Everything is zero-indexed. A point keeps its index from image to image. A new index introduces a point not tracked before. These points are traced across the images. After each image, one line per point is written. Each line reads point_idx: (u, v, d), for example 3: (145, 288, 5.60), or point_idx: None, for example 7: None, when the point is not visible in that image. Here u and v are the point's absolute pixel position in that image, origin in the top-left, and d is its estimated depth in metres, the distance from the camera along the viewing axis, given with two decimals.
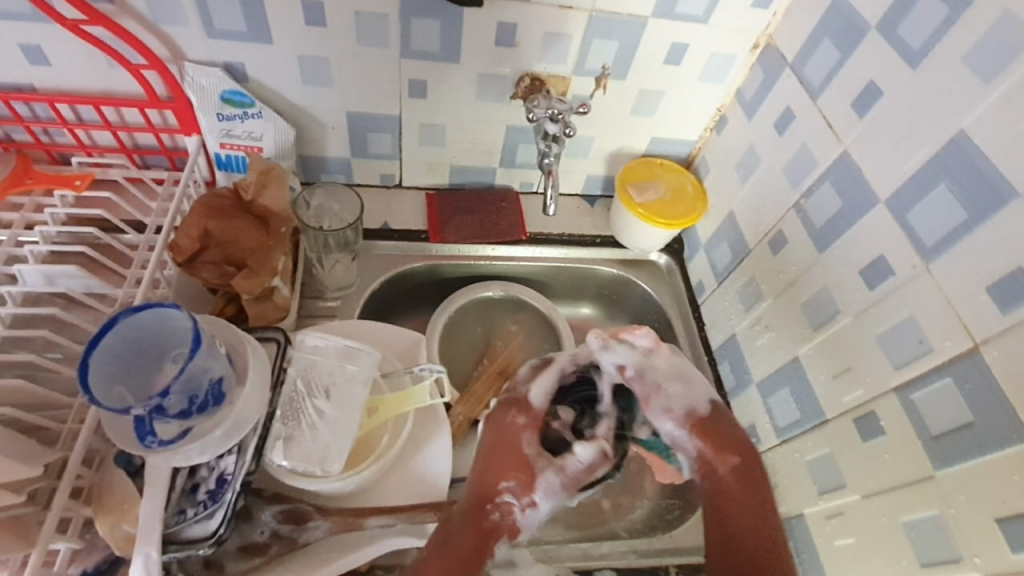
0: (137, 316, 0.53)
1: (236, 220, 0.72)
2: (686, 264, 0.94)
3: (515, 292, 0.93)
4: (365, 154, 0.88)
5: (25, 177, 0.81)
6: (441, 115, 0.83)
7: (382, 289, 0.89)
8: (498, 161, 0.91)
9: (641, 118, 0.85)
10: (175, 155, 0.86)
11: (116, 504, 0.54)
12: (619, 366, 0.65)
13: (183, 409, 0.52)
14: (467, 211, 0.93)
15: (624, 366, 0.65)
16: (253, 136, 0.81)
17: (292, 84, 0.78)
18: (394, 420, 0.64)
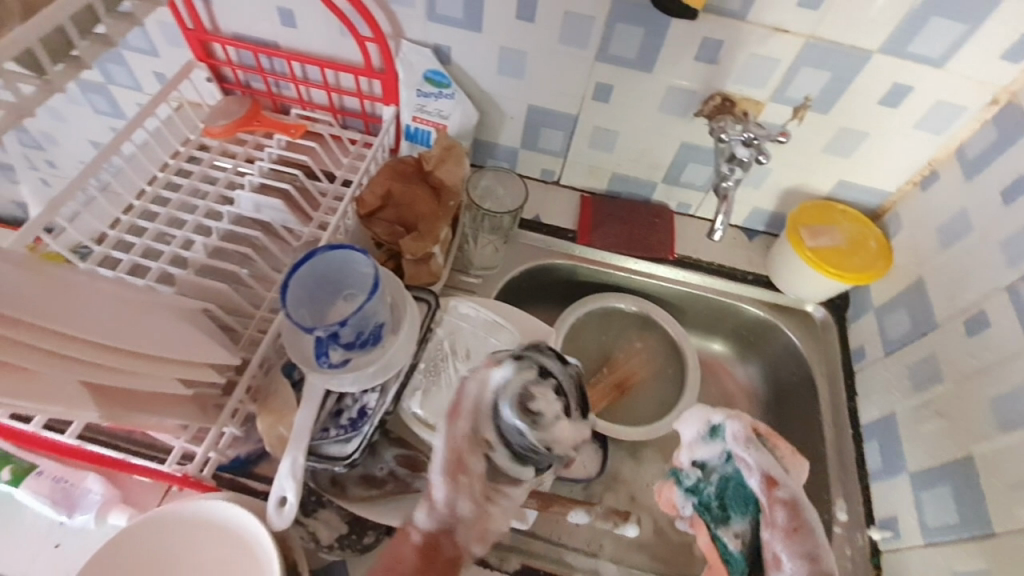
0: (332, 252, 0.61)
1: (415, 187, 0.79)
2: (847, 323, 0.86)
3: (649, 310, 0.91)
4: (534, 147, 0.91)
5: (254, 120, 0.96)
6: (618, 122, 0.84)
7: (522, 278, 0.92)
8: (662, 177, 0.90)
9: (833, 158, 0.79)
10: (371, 120, 0.97)
11: (278, 408, 0.63)
12: (765, 476, 0.59)
13: (351, 341, 0.59)
14: (618, 220, 0.93)
15: (774, 480, 0.59)
16: (442, 114, 0.86)
17: (487, 72, 0.83)
18: None
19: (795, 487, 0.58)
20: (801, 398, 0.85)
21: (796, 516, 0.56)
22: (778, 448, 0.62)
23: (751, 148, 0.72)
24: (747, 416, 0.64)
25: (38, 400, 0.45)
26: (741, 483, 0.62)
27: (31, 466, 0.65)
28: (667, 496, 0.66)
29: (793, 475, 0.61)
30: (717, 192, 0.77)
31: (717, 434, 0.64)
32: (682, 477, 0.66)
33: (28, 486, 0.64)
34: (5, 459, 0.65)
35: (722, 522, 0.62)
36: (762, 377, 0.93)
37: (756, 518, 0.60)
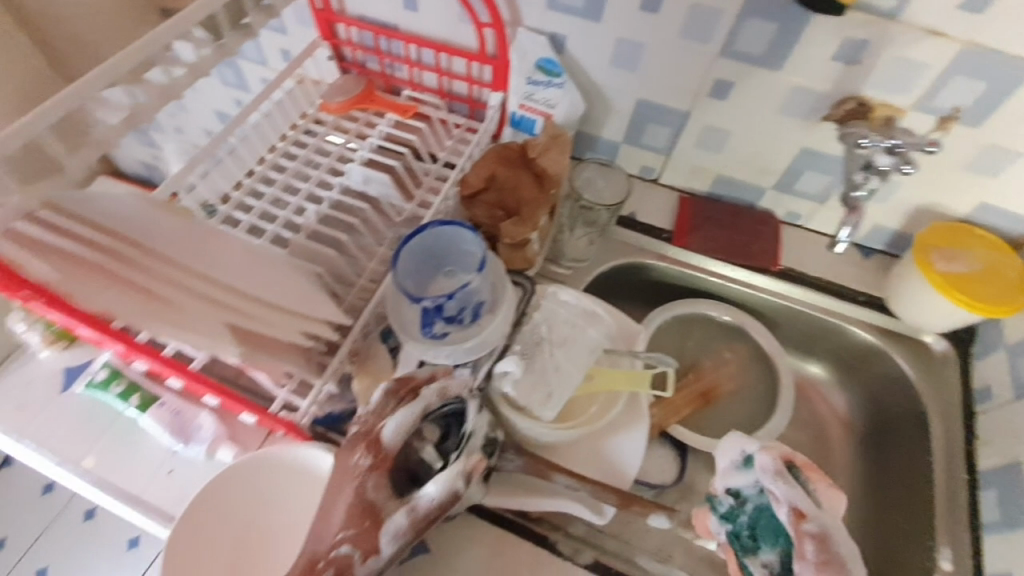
0: (442, 229, 0.63)
1: (520, 173, 0.80)
2: (969, 359, 0.78)
3: (743, 320, 0.87)
4: (638, 142, 0.90)
5: (368, 98, 1.01)
6: (733, 122, 0.80)
7: (612, 274, 0.91)
8: (772, 183, 0.86)
9: (977, 177, 0.72)
10: (476, 106, 0.98)
11: (375, 370, 0.66)
12: (795, 508, 0.56)
13: (455, 315, 0.61)
14: (718, 224, 0.89)
15: (803, 513, 0.56)
16: (549, 104, 0.86)
17: (600, 62, 0.82)
18: (604, 394, 0.66)
19: (826, 520, 0.55)
20: (904, 433, 0.79)
21: (824, 550, 0.54)
22: (812, 481, 0.59)
23: (895, 157, 0.68)
24: (781, 447, 0.60)
25: (177, 324, 0.48)
26: (774, 515, 0.57)
27: (156, 397, 0.73)
28: (703, 521, 0.62)
29: (829, 510, 0.57)
30: (847, 200, 0.76)
31: (751, 462, 0.59)
32: (717, 503, 0.61)
33: (152, 414, 0.70)
34: (136, 388, 0.73)
35: (751, 552, 0.58)
36: (860, 406, 0.87)
37: (787, 551, 0.56)
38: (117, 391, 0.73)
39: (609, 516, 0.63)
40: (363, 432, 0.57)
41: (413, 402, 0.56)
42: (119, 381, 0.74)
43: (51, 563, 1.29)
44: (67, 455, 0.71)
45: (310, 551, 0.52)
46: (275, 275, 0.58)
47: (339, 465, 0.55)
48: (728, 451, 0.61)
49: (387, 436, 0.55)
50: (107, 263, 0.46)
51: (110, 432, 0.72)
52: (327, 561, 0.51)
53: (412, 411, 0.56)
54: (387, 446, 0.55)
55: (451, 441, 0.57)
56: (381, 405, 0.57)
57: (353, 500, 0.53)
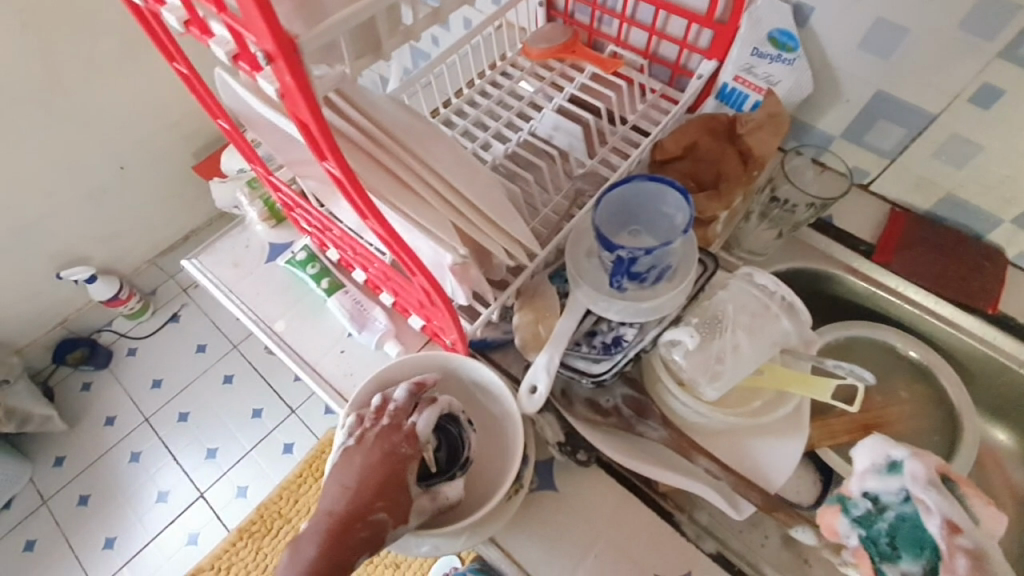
0: (647, 183, 0.62)
1: (724, 147, 0.76)
2: None
3: (932, 361, 0.78)
4: (857, 140, 0.81)
5: (571, 49, 1.01)
6: (994, 135, 0.69)
7: (788, 276, 0.84)
8: (1016, 216, 0.74)
9: None
10: (680, 72, 0.95)
11: (541, 308, 0.68)
12: (948, 519, 0.50)
13: (646, 272, 0.60)
14: (933, 248, 0.79)
15: (958, 525, 0.50)
16: (770, 79, 0.80)
17: (845, 44, 0.74)
18: (772, 393, 0.63)
19: (982, 537, 0.50)
20: None
21: (979, 568, 0.49)
22: (968, 497, 0.53)
23: None
24: (935, 457, 0.54)
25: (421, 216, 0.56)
26: (920, 525, 0.51)
27: (342, 285, 0.81)
28: (829, 521, 0.55)
29: (985, 530, 0.52)
30: None
31: (896, 468, 0.54)
32: (849, 505, 0.55)
33: (338, 298, 0.78)
34: (327, 272, 0.82)
35: (889, 560, 0.52)
36: None
37: (933, 565, 0.50)
38: (313, 272, 0.82)
39: (746, 514, 0.60)
40: (390, 418, 0.56)
41: (437, 404, 0.57)
42: (314, 264, 0.82)
43: (191, 411, 1.45)
44: (264, 315, 0.82)
45: (352, 512, 0.50)
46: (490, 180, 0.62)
47: (377, 446, 0.54)
48: (869, 452, 0.55)
49: (423, 429, 0.55)
50: (381, 155, 0.51)
51: (299, 306, 0.82)
52: (363, 522, 0.50)
53: (436, 412, 0.56)
54: (422, 440, 0.55)
55: (446, 451, 0.59)
56: (404, 404, 0.57)
57: (385, 468, 0.52)
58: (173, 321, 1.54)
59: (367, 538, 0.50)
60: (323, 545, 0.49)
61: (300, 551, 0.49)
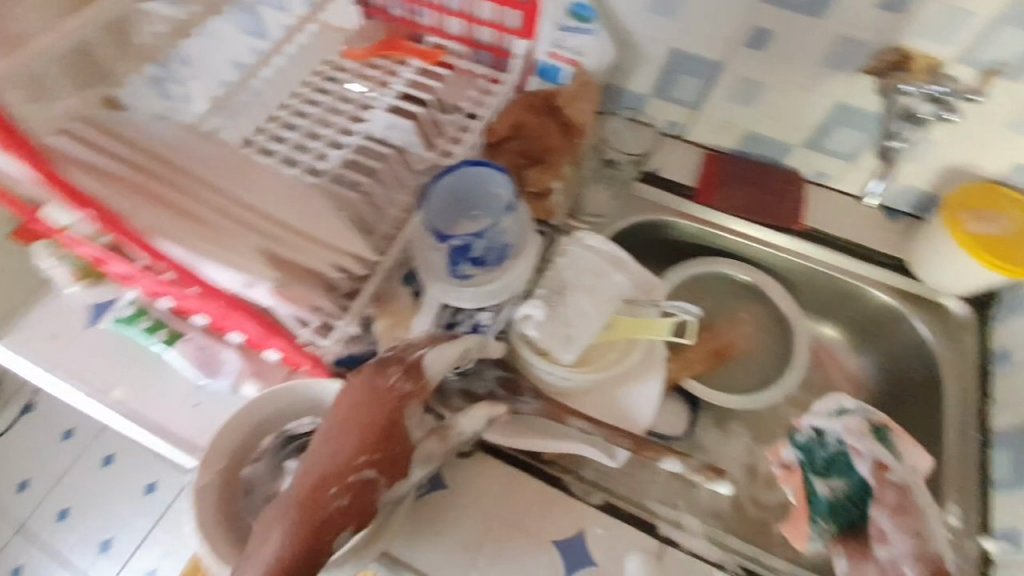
0: (471, 169, 0.63)
1: (546, 121, 0.79)
2: (990, 324, 0.78)
3: (760, 280, 0.88)
4: (667, 96, 0.88)
5: (395, 45, 0.99)
6: (769, 74, 0.78)
7: (632, 230, 0.90)
8: (803, 140, 0.83)
9: (1017, 135, 0.70)
10: (501, 54, 0.96)
11: (397, 311, 0.66)
12: (880, 461, 0.66)
13: (482, 256, 0.61)
14: (744, 182, 0.88)
15: (885, 465, 0.65)
16: (579, 52, 0.83)
17: (634, 7, 0.79)
18: (623, 342, 0.67)
19: (906, 474, 0.65)
20: (919, 396, 0.80)
21: (904, 499, 0.63)
22: (898, 438, 0.67)
23: (935, 104, 0.69)
24: (876, 411, 0.69)
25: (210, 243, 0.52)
26: (853, 461, 0.65)
27: (182, 332, 0.73)
28: (779, 445, 0.68)
29: (909, 464, 0.66)
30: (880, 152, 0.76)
31: (845, 414, 0.68)
32: (796, 434, 0.68)
33: (180, 348, 0.71)
34: (162, 323, 0.74)
35: (822, 475, 0.65)
36: (874, 367, 0.88)
37: (859, 486, 0.64)
38: (144, 327, 0.73)
39: (621, 460, 0.65)
40: (395, 352, 0.55)
41: (457, 344, 0.58)
42: (145, 317, 0.74)
43: (71, 507, 1.34)
44: (96, 384, 0.73)
45: (332, 471, 0.48)
46: (305, 200, 0.60)
47: (361, 392, 0.51)
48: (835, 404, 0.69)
49: (424, 367, 0.54)
50: (147, 184, 0.50)
51: (138, 365, 0.74)
52: (348, 481, 0.48)
53: (456, 352, 0.57)
54: (423, 379, 0.54)
55: None
56: (407, 345, 0.56)
57: (380, 404, 0.51)
58: (27, 414, 1.41)
59: (359, 500, 0.49)
60: (315, 490, 0.47)
61: (287, 508, 0.46)
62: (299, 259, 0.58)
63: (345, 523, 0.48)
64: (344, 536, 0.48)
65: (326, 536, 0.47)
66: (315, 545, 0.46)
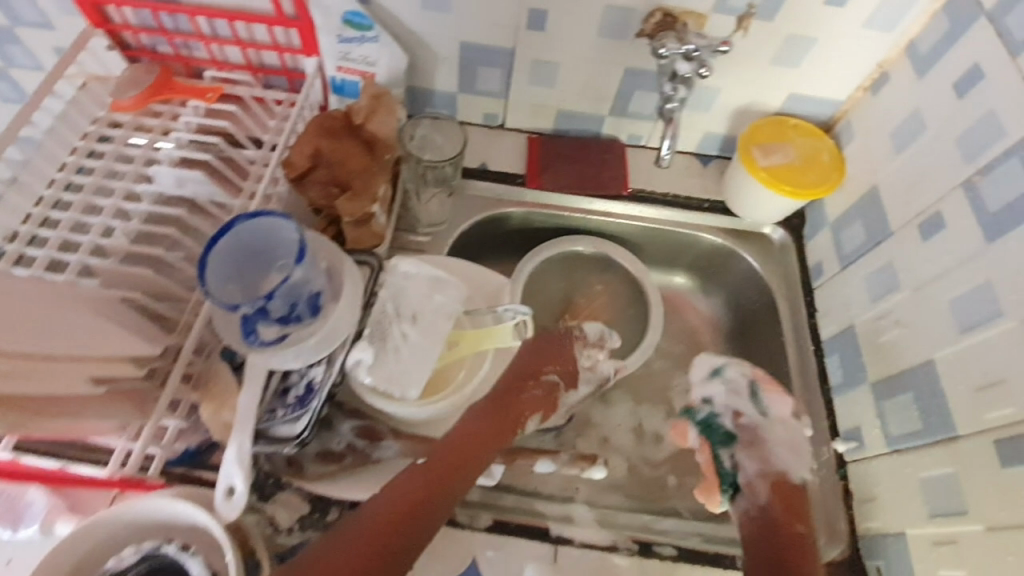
0: (253, 221, 0.55)
1: (346, 142, 0.72)
2: (805, 243, 0.84)
3: (606, 248, 0.88)
4: (474, 90, 0.86)
5: (166, 87, 0.85)
6: (559, 52, 0.78)
7: (473, 231, 0.88)
8: (610, 109, 0.86)
9: (782, 70, 0.75)
10: (294, 77, 0.86)
11: (219, 393, 0.60)
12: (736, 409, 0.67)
13: (284, 315, 0.54)
14: (569, 159, 0.89)
15: (740, 411, 0.67)
16: (368, 61, 0.79)
17: (409, 8, 0.75)
18: (471, 356, 0.65)
19: (758, 413, 0.67)
20: (762, 322, 0.86)
21: (753, 436, 0.65)
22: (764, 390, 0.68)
23: (692, 62, 0.69)
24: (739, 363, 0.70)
25: None
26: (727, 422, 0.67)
27: None
28: (681, 429, 0.69)
29: (772, 411, 0.67)
30: (662, 115, 0.76)
31: (719, 374, 0.70)
32: (693, 413, 0.69)
33: None
34: None
35: (723, 446, 0.66)
36: (724, 305, 0.93)
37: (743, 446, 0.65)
38: None
39: (498, 476, 0.65)
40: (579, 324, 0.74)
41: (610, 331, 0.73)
42: None
43: None
44: None
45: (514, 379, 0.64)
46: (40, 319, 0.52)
47: (539, 346, 0.67)
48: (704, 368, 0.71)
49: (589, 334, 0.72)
50: None
51: None
52: (536, 381, 0.64)
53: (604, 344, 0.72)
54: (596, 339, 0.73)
55: None
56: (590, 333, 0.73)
57: (570, 345, 0.69)
58: None
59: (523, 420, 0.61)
60: (439, 458, 0.55)
61: (419, 471, 0.53)
62: (40, 387, 0.50)
63: (530, 411, 0.62)
64: (530, 422, 0.62)
65: (514, 430, 0.60)
66: (490, 440, 0.58)
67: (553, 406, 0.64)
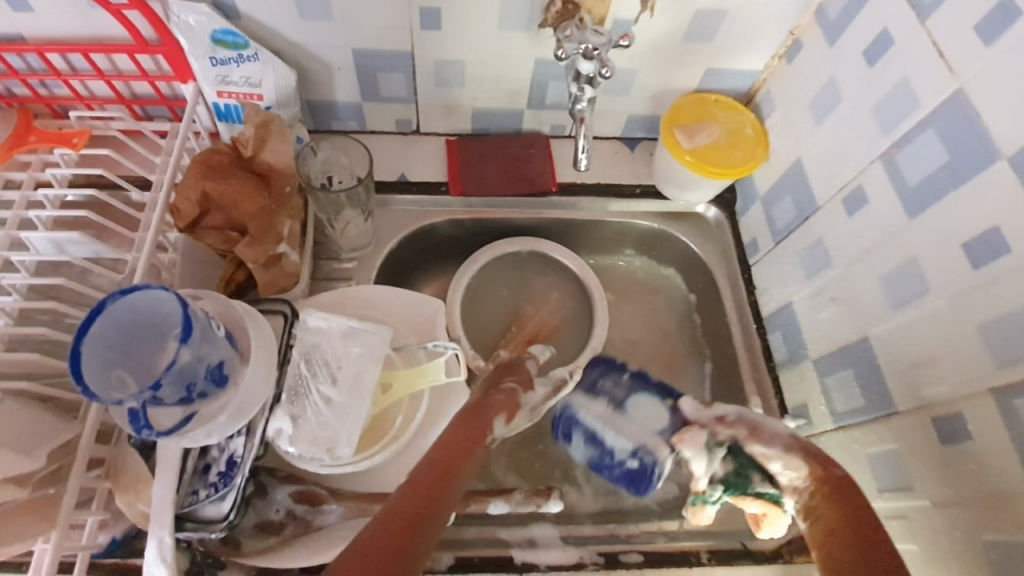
0: (128, 298, 0.49)
1: (235, 179, 0.64)
2: (738, 218, 0.83)
3: (544, 250, 0.85)
4: (377, 98, 0.79)
5: (28, 136, 0.73)
6: (460, 50, 0.72)
7: (401, 248, 0.83)
8: (526, 102, 0.80)
9: (695, 46, 0.71)
10: (175, 105, 0.77)
11: (131, 483, 0.55)
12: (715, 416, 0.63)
13: (182, 399, 0.49)
14: (491, 160, 0.84)
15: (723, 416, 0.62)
16: (251, 82, 0.71)
17: (285, 19, 0.67)
18: (407, 399, 0.61)
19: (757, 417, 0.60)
20: (706, 303, 0.83)
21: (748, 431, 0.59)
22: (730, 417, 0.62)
23: (593, 61, 0.64)
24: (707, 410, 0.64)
25: None
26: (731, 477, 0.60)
27: None
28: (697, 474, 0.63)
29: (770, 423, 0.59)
30: (573, 115, 0.71)
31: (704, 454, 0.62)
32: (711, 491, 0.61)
33: None
34: None
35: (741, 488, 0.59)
36: (668, 288, 0.90)
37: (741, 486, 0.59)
38: None
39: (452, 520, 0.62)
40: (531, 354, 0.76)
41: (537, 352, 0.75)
42: None
43: None
44: None
45: (486, 388, 0.63)
46: None
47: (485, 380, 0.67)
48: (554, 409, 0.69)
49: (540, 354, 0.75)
50: None
51: None
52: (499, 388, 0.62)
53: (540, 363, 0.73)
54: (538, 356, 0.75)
55: None
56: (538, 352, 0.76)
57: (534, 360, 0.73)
58: None
59: (488, 439, 0.55)
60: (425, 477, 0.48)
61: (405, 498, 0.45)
62: None
63: (495, 415, 0.58)
64: (500, 423, 0.58)
65: (487, 426, 0.56)
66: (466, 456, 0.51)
67: (517, 407, 0.60)
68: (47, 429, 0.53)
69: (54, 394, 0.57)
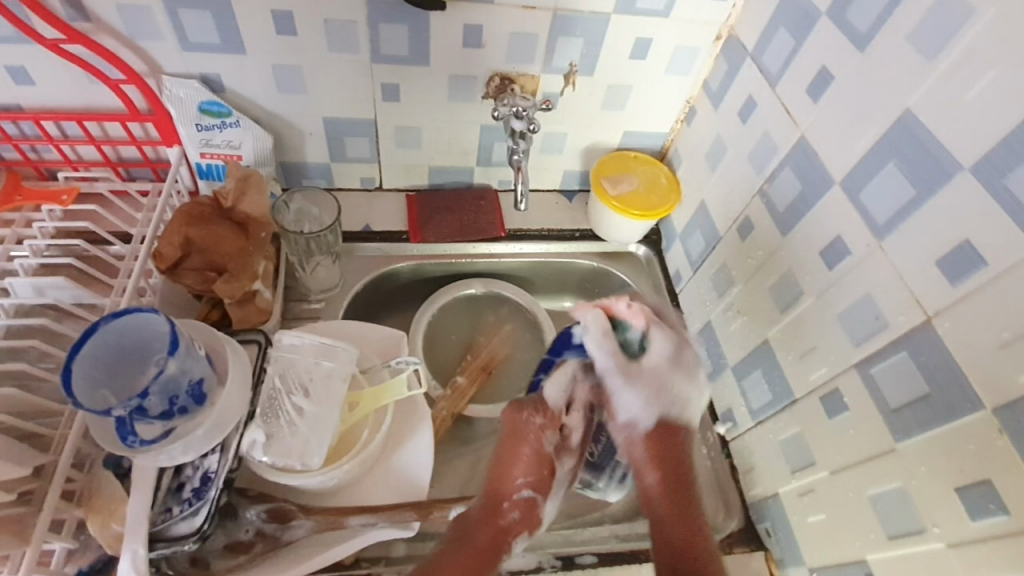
0: (119, 321, 0.54)
1: (215, 226, 0.72)
2: (664, 255, 0.95)
3: (497, 288, 0.94)
4: (344, 158, 0.89)
5: (14, 195, 0.81)
6: (416, 118, 0.84)
7: (366, 290, 0.91)
8: (475, 161, 0.93)
9: (612, 113, 0.86)
10: (158, 167, 0.85)
11: (106, 503, 0.57)
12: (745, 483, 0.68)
13: (165, 410, 0.54)
14: (446, 211, 0.95)
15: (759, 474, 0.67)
16: (232, 144, 0.81)
17: (265, 92, 0.78)
18: (372, 415, 0.66)
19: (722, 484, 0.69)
20: None
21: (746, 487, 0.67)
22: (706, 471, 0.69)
23: (522, 119, 0.79)
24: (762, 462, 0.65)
25: None
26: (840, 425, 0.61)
27: None
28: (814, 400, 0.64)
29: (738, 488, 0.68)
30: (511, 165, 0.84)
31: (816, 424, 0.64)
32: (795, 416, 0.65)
33: None
34: None
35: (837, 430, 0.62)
36: None
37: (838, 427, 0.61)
38: None
39: (413, 528, 0.63)
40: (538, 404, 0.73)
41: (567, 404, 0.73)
42: None
43: None
44: None
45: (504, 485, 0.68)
46: None
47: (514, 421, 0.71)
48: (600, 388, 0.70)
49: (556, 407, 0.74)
50: None
51: None
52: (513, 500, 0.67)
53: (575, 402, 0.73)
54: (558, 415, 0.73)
55: None
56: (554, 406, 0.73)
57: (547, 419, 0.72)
58: None
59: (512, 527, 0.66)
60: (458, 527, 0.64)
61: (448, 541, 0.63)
62: None
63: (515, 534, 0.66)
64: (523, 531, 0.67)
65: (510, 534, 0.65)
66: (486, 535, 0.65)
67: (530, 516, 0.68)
68: (27, 452, 0.56)
69: (33, 424, 0.60)
